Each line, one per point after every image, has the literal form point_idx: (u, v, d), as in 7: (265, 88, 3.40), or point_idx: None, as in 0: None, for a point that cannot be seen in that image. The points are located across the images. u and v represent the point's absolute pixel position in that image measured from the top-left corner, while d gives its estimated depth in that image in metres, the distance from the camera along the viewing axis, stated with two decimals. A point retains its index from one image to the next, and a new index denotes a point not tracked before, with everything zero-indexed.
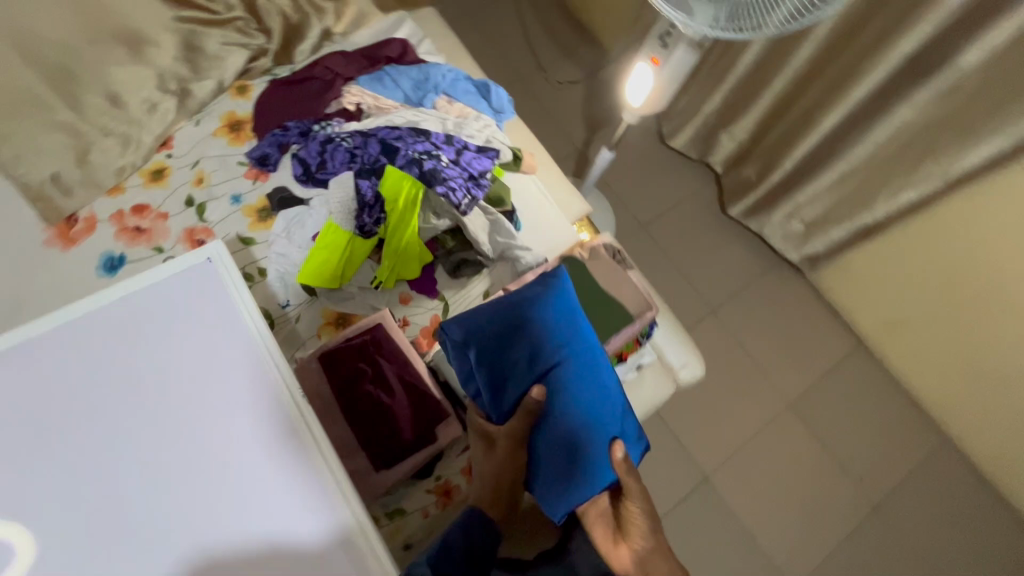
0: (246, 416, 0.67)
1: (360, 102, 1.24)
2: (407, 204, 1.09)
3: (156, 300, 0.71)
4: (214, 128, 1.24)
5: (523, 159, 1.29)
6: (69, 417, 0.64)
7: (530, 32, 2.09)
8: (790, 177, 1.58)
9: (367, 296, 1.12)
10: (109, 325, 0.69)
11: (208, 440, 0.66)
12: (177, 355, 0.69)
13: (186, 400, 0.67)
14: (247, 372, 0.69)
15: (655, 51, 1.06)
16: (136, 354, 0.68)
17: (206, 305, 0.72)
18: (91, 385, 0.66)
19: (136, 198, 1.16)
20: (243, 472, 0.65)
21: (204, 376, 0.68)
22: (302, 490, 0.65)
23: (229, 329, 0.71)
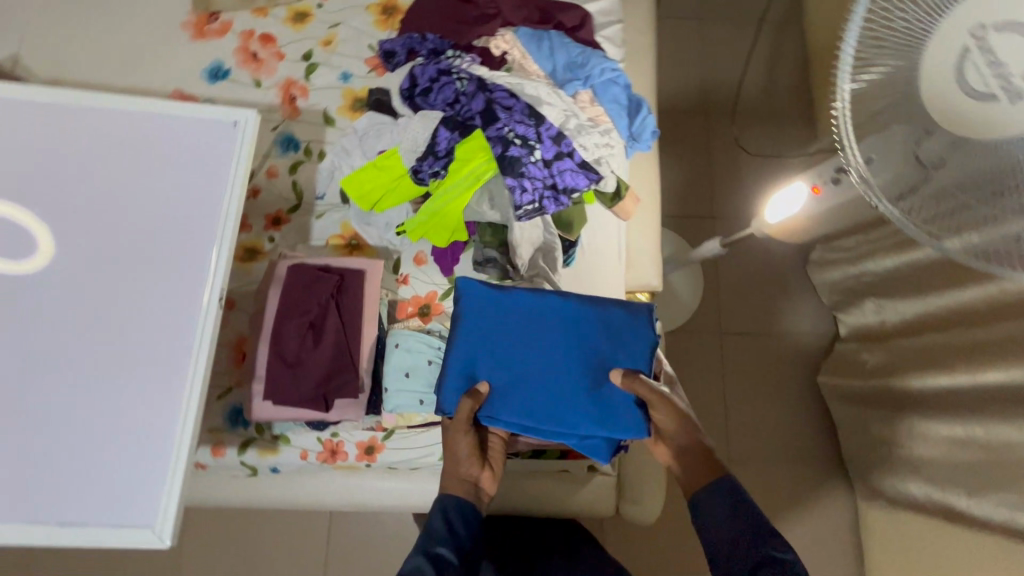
0: (174, 277, 0.71)
1: (507, 52, 1.15)
2: (471, 174, 1.01)
3: (175, 137, 0.75)
4: (370, 2, 1.20)
5: (623, 200, 1.11)
6: (60, 189, 0.72)
7: (748, 75, 1.81)
8: (908, 396, 1.26)
9: (387, 235, 1.07)
10: (134, 135, 0.75)
11: (134, 278, 0.71)
12: (160, 196, 0.73)
13: (141, 238, 0.72)
14: (198, 243, 0.72)
15: (820, 180, 0.85)
16: (133, 171, 0.74)
17: (207, 169, 0.75)
18: (88, 175, 0.73)
19: (270, 28, 1.18)
20: (136, 325, 0.70)
21: (164, 221, 0.73)
22: (162, 362, 0.69)
23: (210, 197, 0.74)
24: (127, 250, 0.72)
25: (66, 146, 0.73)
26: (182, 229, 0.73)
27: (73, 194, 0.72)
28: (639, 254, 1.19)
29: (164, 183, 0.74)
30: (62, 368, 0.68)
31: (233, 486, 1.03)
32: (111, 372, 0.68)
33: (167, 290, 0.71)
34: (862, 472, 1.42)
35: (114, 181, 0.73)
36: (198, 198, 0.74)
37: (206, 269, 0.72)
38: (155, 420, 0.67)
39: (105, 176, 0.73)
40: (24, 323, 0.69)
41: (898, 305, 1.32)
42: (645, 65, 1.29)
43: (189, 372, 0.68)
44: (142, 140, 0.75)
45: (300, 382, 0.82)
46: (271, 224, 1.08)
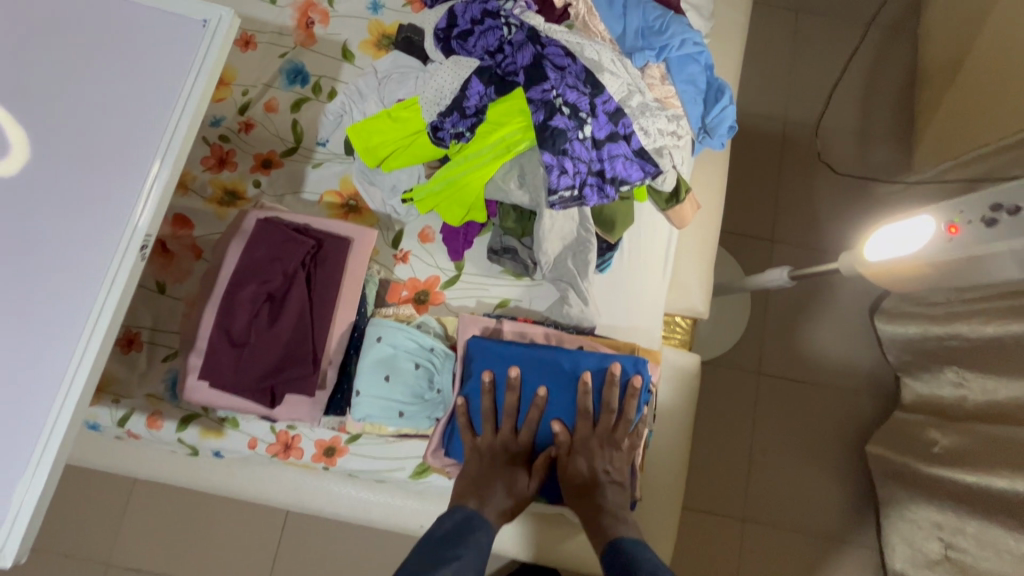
0: (91, 208, 0.55)
1: (571, 4, 0.95)
2: (500, 145, 0.82)
3: (125, 28, 0.58)
4: None
5: (680, 204, 0.92)
6: None
7: (842, 84, 1.56)
8: (980, 492, 1.04)
9: (393, 201, 0.90)
10: (77, 16, 0.58)
11: (41, 200, 0.55)
12: (93, 99, 0.57)
13: (59, 149, 0.56)
14: (127, 169, 0.56)
15: (961, 216, 0.63)
16: (65, 62, 0.57)
17: (159, 72, 0.57)
18: (9, 58, 0.57)
19: None
20: (34, 260, 0.54)
21: (93, 132, 0.56)
22: (55, 312, 0.53)
23: (155, 110, 0.57)
24: (39, 163, 0.55)
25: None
26: (112, 147, 0.56)
27: None
28: (688, 271, 0.99)
29: (101, 86, 0.57)
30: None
31: (171, 463, 0.89)
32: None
33: (76, 224, 0.54)
34: (903, 566, 1.21)
35: (38, 74, 0.57)
36: (139, 111, 0.57)
37: (131, 202, 0.55)
38: (34, 386, 0.51)
39: (30, 63, 0.57)
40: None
41: (988, 382, 1.09)
42: (732, 46, 1.07)
43: (85, 337, 0.52)
44: (82, 24, 0.58)
45: (244, 366, 0.65)
46: (260, 166, 0.91)
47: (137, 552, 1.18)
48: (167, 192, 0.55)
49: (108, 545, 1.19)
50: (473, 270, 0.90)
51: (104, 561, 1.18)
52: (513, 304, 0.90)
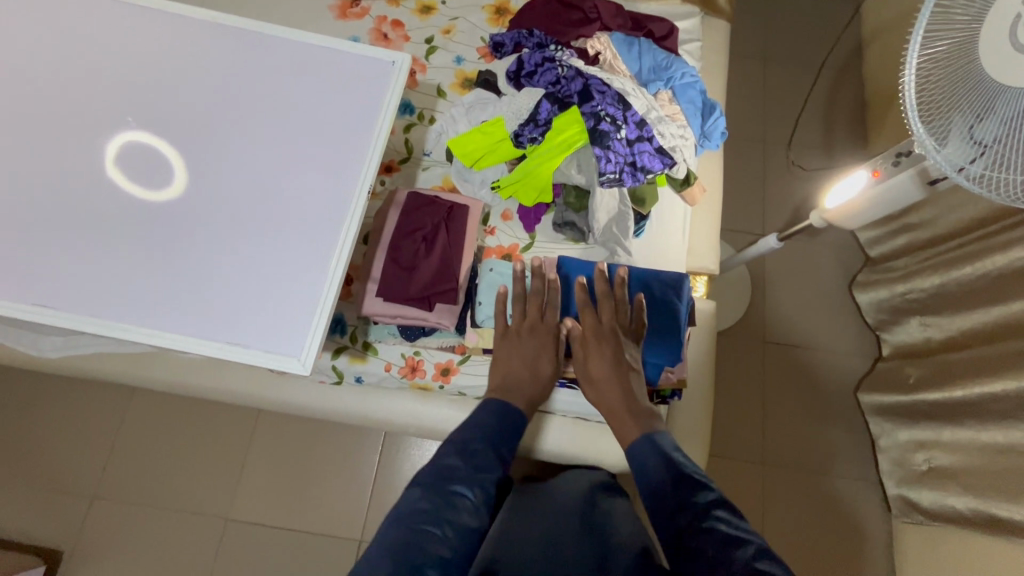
0: (332, 175, 0.94)
1: (600, 52, 1.31)
2: (559, 142, 1.15)
3: (344, 71, 0.98)
4: (486, 4, 1.42)
5: (691, 187, 1.26)
6: (263, 101, 0.97)
7: (806, 110, 1.96)
8: (947, 405, 1.30)
9: (482, 191, 1.23)
10: (317, 64, 0.99)
11: (305, 170, 0.94)
12: (330, 111, 0.96)
13: (314, 141, 0.95)
14: (353, 151, 0.94)
15: (881, 165, 0.96)
16: (314, 93, 0.97)
17: (367, 95, 0.96)
18: (283, 91, 0.98)
19: (401, 16, 1.40)
20: (304, 204, 0.93)
21: (331, 130, 0.95)
22: (320, 234, 0.91)
23: (368, 117, 0.95)
24: (300, 150, 0.95)
25: (272, 68, 0.99)
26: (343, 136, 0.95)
27: (270, 103, 0.97)
28: (700, 239, 1.31)
29: (334, 101, 0.97)
30: (247, 228, 0.92)
31: (319, 392, 1.16)
32: (282, 239, 0.92)
33: (327, 184, 0.93)
34: (899, 488, 1.44)
35: (297, 98, 0.97)
36: (357, 119, 0.96)
37: (358, 172, 0.93)
38: (313, 274, 0.90)
39: (293, 93, 0.97)
40: (222, 194, 0.93)
41: (944, 322, 1.38)
42: (718, 79, 1.45)
43: (338, 245, 0.90)
44: (323, 71, 0.98)
45: (411, 284, 0.95)
46: (382, 171, 1.25)
47: (255, 505, 1.41)
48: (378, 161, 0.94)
49: (228, 502, 1.42)
50: (543, 239, 1.22)
51: (224, 515, 1.41)
52: None
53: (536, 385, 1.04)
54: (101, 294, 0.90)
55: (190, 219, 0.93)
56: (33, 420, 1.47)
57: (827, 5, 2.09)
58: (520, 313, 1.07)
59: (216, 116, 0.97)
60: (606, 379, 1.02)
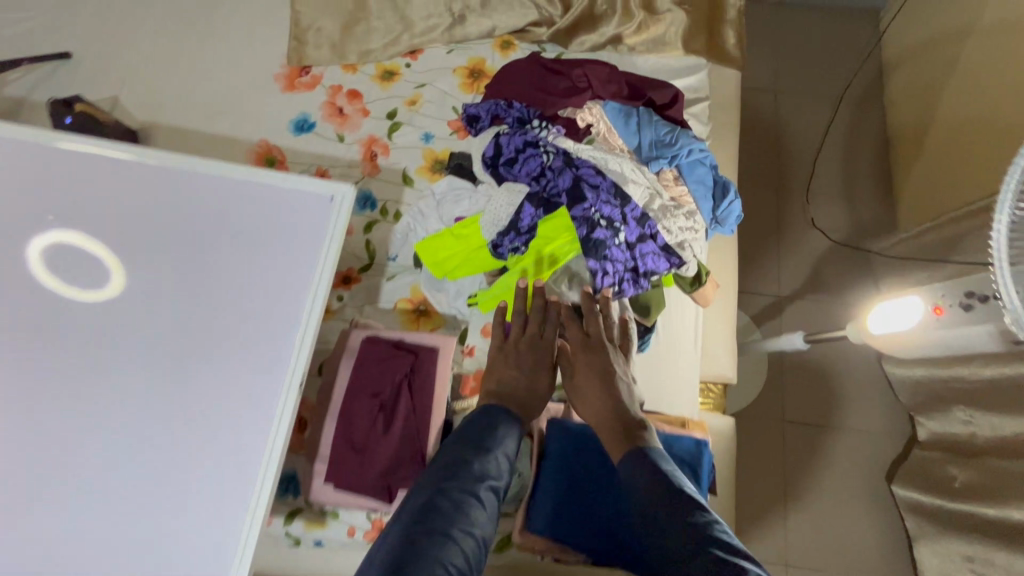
0: (270, 320, 0.88)
1: (592, 125, 1.12)
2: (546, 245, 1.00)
3: (282, 204, 0.92)
4: (458, 66, 1.22)
5: (703, 286, 1.07)
6: (191, 239, 0.91)
7: (824, 150, 1.76)
8: (1002, 523, 1.13)
9: (457, 304, 1.05)
10: (251, 195, 0.92)
11: (237, 333, 0.88)
12: (267, 249, 0.90)
13: (249, 282, 0.89)
14: (293, 294, 0.88)
15: (943, 300, 0.78)
16: (249, 229, 0.91)
17: (306, 230, 0.91)
18: (212, 227, 0.91)
19: (358, 84, 1.20)
20: (240, 353, 0.87)
21: (268, 271, 0.90)
22: (261, 387, 0.86)
23: (308, 257, 0.89)
24: (234, 294, 0.89)
25: (201, 201, 0.92)
26: (278, 293, 0.89)
27: (199, 241, 0.91)
28: (715, 343, 1.12)
29: (268, 251, 0.90)
30: (177, 383, 0.86)
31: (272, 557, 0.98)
32: (218, 392, 0.86)
33: (267, 332, 0.88)
34: None
35: (230, 235, 0.91)
36: (297, 258, 0.90)
37: (298, 318, 0.88)
38: (254, 432, 0.85)
39: (225, 230, 0.91)
40: (149, 345, 0.87)
41: (994, 421, 1.20)
42: (732, 143, 1.25)
43: (279, 406, 0.86)
44: (257, 204, 0.92)
45: (366, 470, 0.78)
46: (340, 283, 1.06)
47: None
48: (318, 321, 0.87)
49: None
50: None
51: None
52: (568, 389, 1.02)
53: (529, 402, 0.89)
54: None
55: (101, 399, 0.84)
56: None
57: (848, 26, 1.88)
58: (521, 325, 0.96)
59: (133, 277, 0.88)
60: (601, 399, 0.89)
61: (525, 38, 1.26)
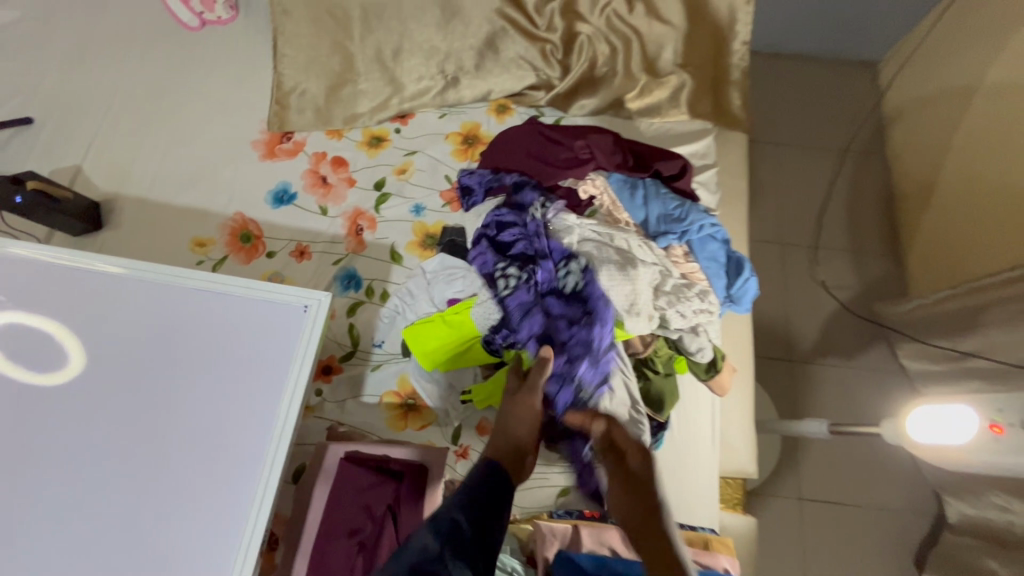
0: (230, 454, 0.76)
1: (596, 197, 1.04)
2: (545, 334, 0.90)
3: (246, 316, 0.82)
4: (451, 131, 1.16)
5: (719, 373, 0.99)
6: (143, 360, 0.80)
7: (829, 203, 1.71)
8: None
9: (451, 398, 0.95)
10: (213, 306, 0.82)
11: (190, 472, 0.76)
12: (229, 368, 0.80)
13: (206, 409, 0.78)
14: (258, 421, 0.77)
15: (1001, 417, 0.73)
16: (209, 345, 0.81)
17: (274, 344, 0.81)
18: (167, 346, 0.81)
19: (344, 151, 1.13)
20: (191, 497, 0.74)
21: (229, 394, 0.79)
22: (213, 539, 0.73)
23: (276, 375, 0.79)
24: (189, 422, 0.78)
25: (155, 316, 0.82)
26: (243, 423, 0.78)
27: (151, 362, 0.80)
28: (734, 433, 1.03)
29: (232, 373, 0.80)
30: (111, 539, 0.72)
31: None
32: (161, 549, 0.72)
33: (225, 468, 0.76)
34: None
35: (187, 354, 0.80)
36: (264, 376, 0.79)
37: (264, 450, 0.76)
38: None
39: (181, 347, 0.81)
40: (83, 492, 0.74)
41: None
42: (741, 208, 1.19)
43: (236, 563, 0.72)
44: (219, 316, 0.82)
45: None
46: (320, 374, 0.96)
47: None
48: (286, 453, 0.76)
49: None
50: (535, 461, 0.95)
51: None
52: (576, 490, 0.93)
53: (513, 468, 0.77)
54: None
55: (21, 562, 0.71)
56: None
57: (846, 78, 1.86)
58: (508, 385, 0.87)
59: (76, 407, 0.77)
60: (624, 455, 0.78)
61: (523, 100, 1.20)
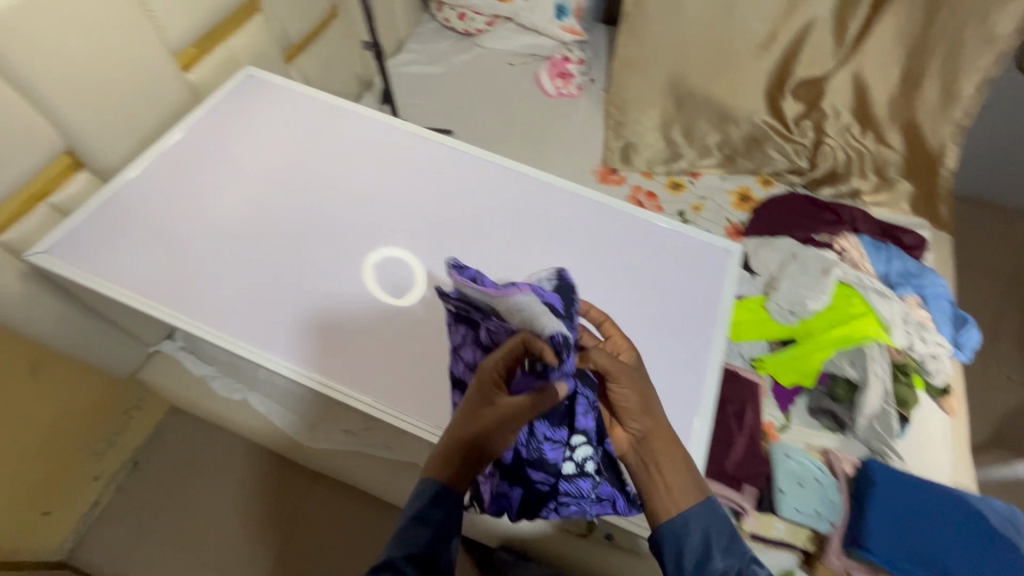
0: (681, 335, 0.93)
1: (847, 249, 1.40)
2: (830, 321, 1.22)
3: (685, 243, 1.03)
4: (730, 190, 1.60)
5: (947, 396, 1.24)
6: (609, 252, 1.01)
7: (1004, 317, 1.95)
8: None
9: (740, 361, 1.24)
10: (651, 229, 1.04)
11: (657, 335, 0.93)
12: (668, 274, 0.99)
13: (656, 294, 0.97)
14: (702, 315, 0.96)
15: None
16: (651, 255, 1.01)
17: (706, 266, 1.01)
18: (627, 246, 1.02)
19: (654, 188, 1.59)
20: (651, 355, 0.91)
21: (677, 295, 0.97)
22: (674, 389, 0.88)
23: (710, 289, 0.98)
24: (642, 301, 0.96)
25: (615, 223, 1.04)
26: (690, 311, 0.96)
27: (613, 252, 1.01)
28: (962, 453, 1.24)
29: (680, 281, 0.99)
30: None
31: (568, 538, 1.12)
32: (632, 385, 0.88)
33: (673, 332, 0.94)
34: None
35: (640, 257, 1.01)
36: (700, 286, 0.99)
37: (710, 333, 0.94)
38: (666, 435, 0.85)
39: (628, 248, 1.02)
40: None
41: None
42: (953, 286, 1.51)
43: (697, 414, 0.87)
44: (657, 234, 1.04)
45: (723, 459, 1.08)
46: None
47: None
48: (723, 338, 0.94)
49: None
50: (799, 422, 1.20)
51: None
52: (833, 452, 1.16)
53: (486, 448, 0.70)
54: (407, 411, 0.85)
55: None
56: (220, 486, 1.52)
57: None
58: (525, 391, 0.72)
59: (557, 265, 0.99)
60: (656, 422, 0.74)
61: (781, 179, 1.65)
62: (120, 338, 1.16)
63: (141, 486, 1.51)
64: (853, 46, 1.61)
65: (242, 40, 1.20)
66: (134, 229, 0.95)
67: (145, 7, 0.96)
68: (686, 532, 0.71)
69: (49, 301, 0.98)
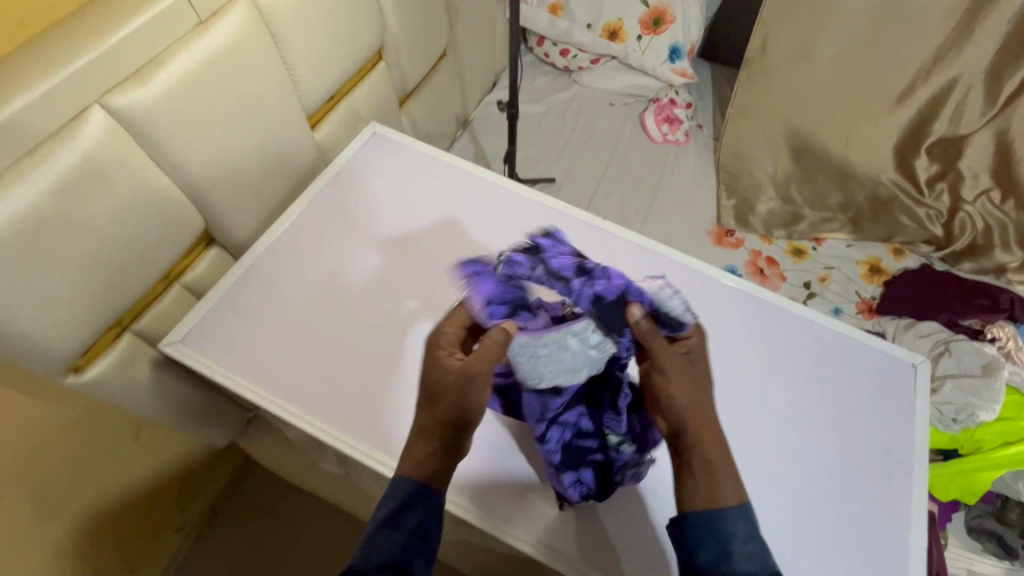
0: (875, 469, 0.85)
1: (1001, 338, 1.26)
2: (1002, 435, 1.10)
3: (865, 355, 0.94)
4: (859, 259, 1.47)
5: None
6: (782, 361, 0.92)
7: None
8: None
9: None
10: (824, 337, 0.95)
11: (850, 464, 0.84)
12: (851, 393, 0.90)
13: (842, 417, 0.88)
14: (896, 444, 0.87)
15: None
16: (829, 368, 0.92)
17: (892, 383, 0.92)
18: (801, 357, 0.93)
19: (774, 254, 1.48)
20: (846, 491, 0.83)
21: (864, 420, 0.88)
22: (877, 534, 0.80)
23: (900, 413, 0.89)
24: (826, 425, 0.87)
25: (784, 329, 0.96)
26: (884, 438, 0.87)
27: (787, 363, 0.92)
28: None
29: (864, 400, 0.90)
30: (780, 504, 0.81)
31: None
32: (830, 525, 0.80)
33: (866, 464, 0.85)
34: None
35: (817, 370, 0.92)
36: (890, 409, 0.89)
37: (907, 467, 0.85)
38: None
39: (802, 359, 0.93)
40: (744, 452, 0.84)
41: None
42: None
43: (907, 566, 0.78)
44: (831, 342, 0.95)
45: None
46: None
47: None
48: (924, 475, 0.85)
49: None
50: (958, 545, 1.08)
51: None
52: None
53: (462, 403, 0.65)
54: (531, 521, 0.78)
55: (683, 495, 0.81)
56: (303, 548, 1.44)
57: None
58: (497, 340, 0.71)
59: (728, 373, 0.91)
60: (693, 396, 0.65)
61: (915, 249, 1.52)
62: (229, 406, 1.09)
63: (222, 540, 1.43)
64: (1005, 107, 1.45)
65: (364, 92, 1.12)
66: (269, 313, 0.89)
67: (289, 69, 0.89)
68: (730, 533, 0.59)
69: (176, 384, 0.92)
